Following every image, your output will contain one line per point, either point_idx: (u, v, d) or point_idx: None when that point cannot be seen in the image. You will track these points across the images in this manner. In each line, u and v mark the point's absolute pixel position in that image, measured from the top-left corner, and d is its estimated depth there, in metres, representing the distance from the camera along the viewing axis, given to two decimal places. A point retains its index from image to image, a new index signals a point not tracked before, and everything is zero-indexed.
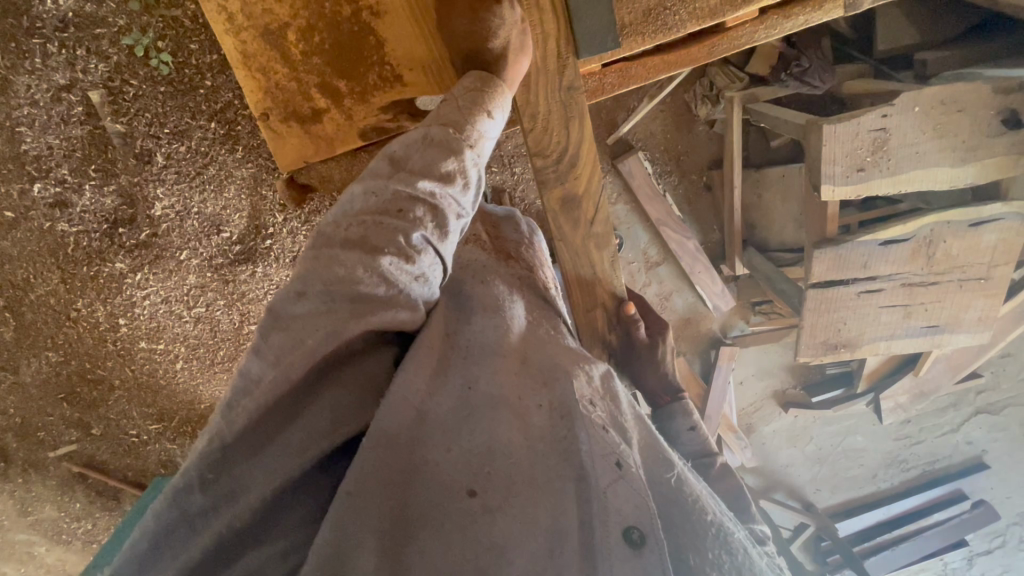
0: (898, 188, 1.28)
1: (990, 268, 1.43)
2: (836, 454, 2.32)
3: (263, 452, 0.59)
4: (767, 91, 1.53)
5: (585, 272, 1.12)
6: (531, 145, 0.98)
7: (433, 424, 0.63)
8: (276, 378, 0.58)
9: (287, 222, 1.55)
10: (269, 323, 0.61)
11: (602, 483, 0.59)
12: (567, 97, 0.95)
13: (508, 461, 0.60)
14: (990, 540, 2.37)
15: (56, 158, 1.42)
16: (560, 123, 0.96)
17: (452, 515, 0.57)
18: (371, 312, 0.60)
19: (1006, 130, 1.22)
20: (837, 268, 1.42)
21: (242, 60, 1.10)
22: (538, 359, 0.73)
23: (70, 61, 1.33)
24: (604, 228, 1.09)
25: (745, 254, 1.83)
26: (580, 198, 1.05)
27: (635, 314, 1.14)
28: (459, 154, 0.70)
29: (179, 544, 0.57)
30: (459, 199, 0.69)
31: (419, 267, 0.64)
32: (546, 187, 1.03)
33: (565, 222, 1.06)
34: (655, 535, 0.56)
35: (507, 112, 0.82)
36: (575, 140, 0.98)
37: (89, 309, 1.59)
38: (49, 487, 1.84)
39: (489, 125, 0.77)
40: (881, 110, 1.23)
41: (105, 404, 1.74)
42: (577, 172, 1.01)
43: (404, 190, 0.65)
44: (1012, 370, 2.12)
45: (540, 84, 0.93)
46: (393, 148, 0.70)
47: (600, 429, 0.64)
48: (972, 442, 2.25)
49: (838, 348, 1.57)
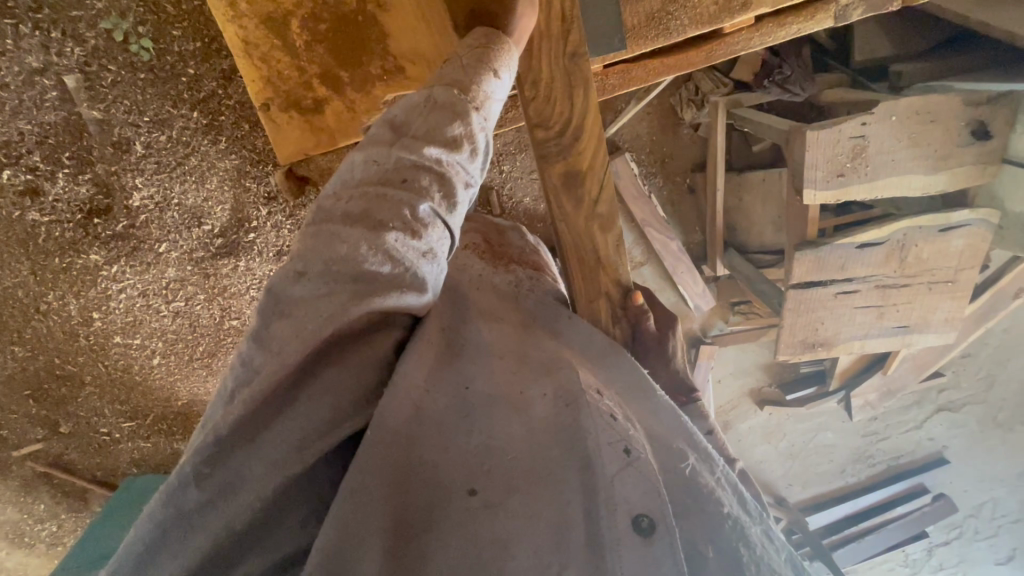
0: (875, 195, 1.34)
1: (957, 272, 1.50)
2: (808, 449, 2.39)
3: (259, 441, 0.59)
4: (751, 95, 1.59)
5: (588, 256, 0.95)
6: (531, 115, 0.85)
7: (430, 423, 0.64)
8: (276, 364, 0.58)
9: (272, 215, 1.52)
10: (272, 305, 0.61)
11: (609, 472, 0.60)
12: (572, 65, 0.83)
13: (508, 456, 0.62)
14: (948, 531, 2.49)
15: (28, 145, 1.36)
16: (564, 91, 0.84)
17: (454, 513, 0.58)
18: (375, 294, 0.60)
19: (975, 141, 1.29)
20: (816, 271, 1.47)
21: (244, 50, 1.07)
22: (537, 356, 0.77)
23: (44, 44, 1.28)
24: (610, 209, 0.93)
25: (727, 255, 1.87)
26: (584, 176, 0.90)
27: (644, 304, 0.98)
28: (465, 117, 0.68)
29: (177, 543, 0.57)
30: (467, 166, 0.67)
31: (427, 242, 0.63)
32: (548, 163, 0.89)
33: (568, 202, 0.92)
34: (666, 523, 0.56)
35: (514, 72, 0.74)
36: (579, 108, 0.85)
37: (61, 302, 1.53)
38: (12, 488, 1.77)
39: (495, 86, 0.71)
40: (861, 119, 1.28)
41: (75, 402, 1.68)
42: (580, 147, 0.87)
43: (408, 157, 0.64)
44: (970, 369, 2.24)
45: (543, 49, 0.82)
46: (394, 113, 0.69)
47: (608, 416, 0.66)
48: (934, 438, 2.36)
49: (816, 347, 1.61)
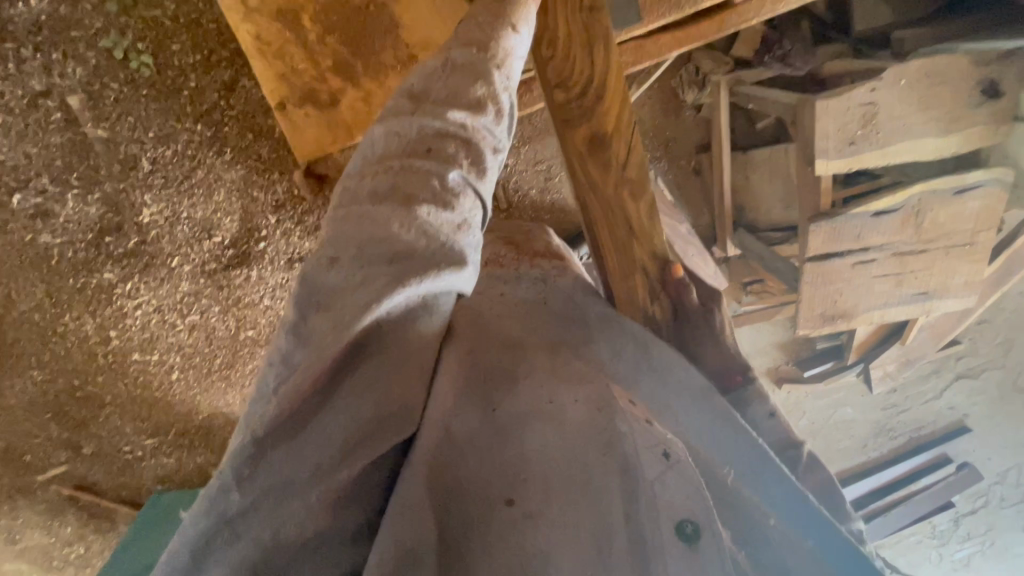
0: (886, 160, 1.33)
1: (972, 235, 1.49)
2: (828, 426, 2.39)
3: (302, 435, 0.58)
4: (751, 73, 1.58)
5: (619, 230, 0.92)
6: (552, 76, 0.89)
7: (461, 444, 0.64)
8: (315, 349, 0.58)
9: (281, 223, 1.52)
10: (308, 296, 0.61)
11: (650, 476, 0.62)
12: (589, 21, 0.88)
13: (544, 466, 0.63)
14: (974, 501, 2.46)
15: (35, 168, 1.37)
16: (583, 48, 0.88)
17: (495, 525, 0.59)
18: (411, 270, 0.59)
19: (986, 100, 1.30)
20: (832, 241, 1.46)
21: (260, 48, 1.10)
22: (567, 360, 0.76)
23: (47, 65, 1.29)
24: (638, 173, 0.92)
25: (736, 235, 1.85)
26: (610, 138, 0.90)
27: (685, 277, 0.93)
28: (486, 78, 0.68)
29: (223, 549, 0.55)
30: (493, 129, 0.68)
31: (460, 214, 0.63)
32: (571, 128, 0.90)
33: (595, 167, 0.91)
34: (709, 527, 0.59)
35: (531, 28, 0.77)
36: (599, 66, 0.88)
37: (78, 322, 1.53)
38: (39, 513, 1.78)
39: (515, 42, 0.72)
40: (869, 85, 1.27)
41: (97, 422, 1.68)
42: (605, 105, 0.89)
43: (432, 125, 0.65)
44: (987, 335, 2.24)
45: (559, 7, 0.86)
46: (412, 83, 0.69)
47: (644, 422, 0.67)
48: (954, 407, 2.34)
49: (835, 319, 1.60)
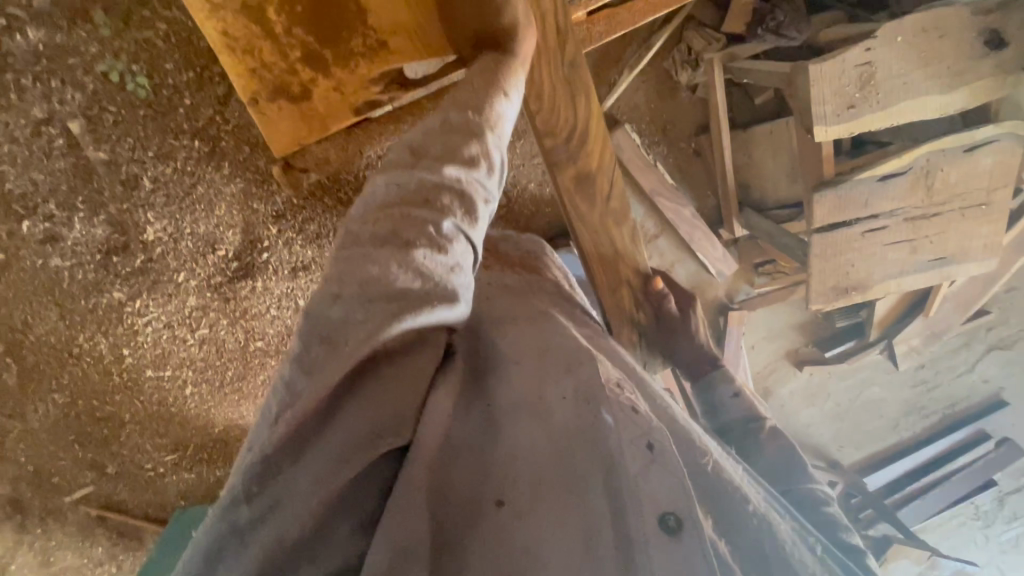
0: (889, 121, 1.28)
1: (988, 194, 1.44)
2: (856, 408, 2.30)
3: (304, 458, 0.57)
4: (745, 47, 1.54)
5: (606, 249, 1.03)
6: (540, 126, 0.93)
7: (458, 448, 0.63)
8: (314, 388, 0.56)
9: (282, 232, 1.54)
10: (315, 333, 0.58)
11: (633, 471, 0.60)
12: (571, 72, 0.92)
13: (532, 464, 0.61)
14: (1018, 478, 2.35)
15: (42, 194, 1.40)
16: (567, 99, 0.93)
17: (484, 526, 0.58)
18: (408, 307, 0.58)
19: (991, 51, 1.25)
20: (840, 210, 1.41)
21: (227, 44, 1.11)
22: (558, 348, 0.74)
23: (47, 93, 1.32)
24: (620, 203, 1.03)
25: (743, 216, 1.80)
26: (594, 175, 0.99)
27: (664, 289, 1.06)
28: (480, 137, 0.70)
29: (233, 558, 0.54)
30: (485, 183, 0.68)
31: (453, 257, 0.62)
32: (559, 169, 0.97)
33: (583, 201, 0.99)
34: (692, 519, 0.56)
35: (521, 94, 0.81)
36: (584, 112, 0.94)
37: (92, 342, 1.57)
38: (70, 534, 1.80)
39: (506, 107, 0.76)
40: (864, 45, 1.23)
41: (119, 441, 1.71)
42: (588, 148, 0.96)
43: (430, 177, 0.64)
44: (1017, 302, 2.15)
45: (543, 65, 0.90)
46: (412, 138, 0.69)
47: (630, 410, 0.65)
48: (989, 380, 2.25)
49: (850, 291, 1.54)
